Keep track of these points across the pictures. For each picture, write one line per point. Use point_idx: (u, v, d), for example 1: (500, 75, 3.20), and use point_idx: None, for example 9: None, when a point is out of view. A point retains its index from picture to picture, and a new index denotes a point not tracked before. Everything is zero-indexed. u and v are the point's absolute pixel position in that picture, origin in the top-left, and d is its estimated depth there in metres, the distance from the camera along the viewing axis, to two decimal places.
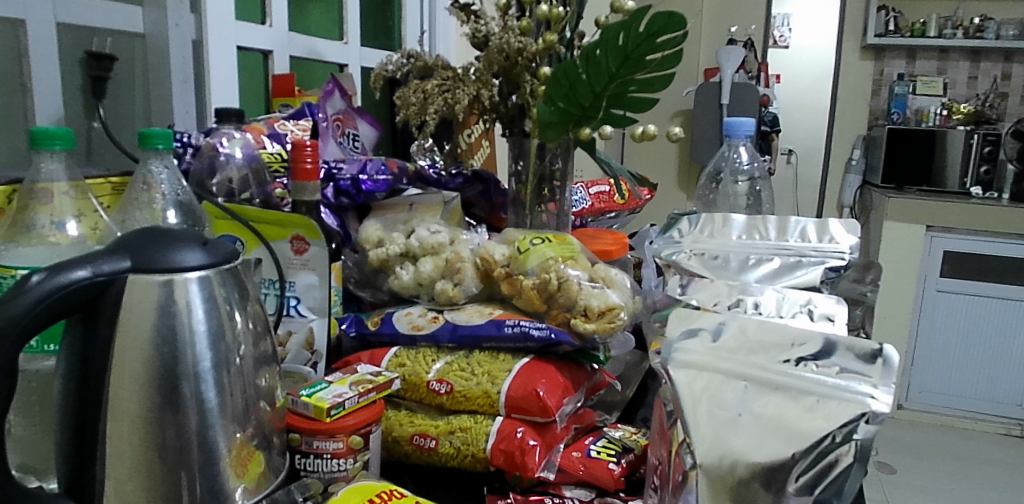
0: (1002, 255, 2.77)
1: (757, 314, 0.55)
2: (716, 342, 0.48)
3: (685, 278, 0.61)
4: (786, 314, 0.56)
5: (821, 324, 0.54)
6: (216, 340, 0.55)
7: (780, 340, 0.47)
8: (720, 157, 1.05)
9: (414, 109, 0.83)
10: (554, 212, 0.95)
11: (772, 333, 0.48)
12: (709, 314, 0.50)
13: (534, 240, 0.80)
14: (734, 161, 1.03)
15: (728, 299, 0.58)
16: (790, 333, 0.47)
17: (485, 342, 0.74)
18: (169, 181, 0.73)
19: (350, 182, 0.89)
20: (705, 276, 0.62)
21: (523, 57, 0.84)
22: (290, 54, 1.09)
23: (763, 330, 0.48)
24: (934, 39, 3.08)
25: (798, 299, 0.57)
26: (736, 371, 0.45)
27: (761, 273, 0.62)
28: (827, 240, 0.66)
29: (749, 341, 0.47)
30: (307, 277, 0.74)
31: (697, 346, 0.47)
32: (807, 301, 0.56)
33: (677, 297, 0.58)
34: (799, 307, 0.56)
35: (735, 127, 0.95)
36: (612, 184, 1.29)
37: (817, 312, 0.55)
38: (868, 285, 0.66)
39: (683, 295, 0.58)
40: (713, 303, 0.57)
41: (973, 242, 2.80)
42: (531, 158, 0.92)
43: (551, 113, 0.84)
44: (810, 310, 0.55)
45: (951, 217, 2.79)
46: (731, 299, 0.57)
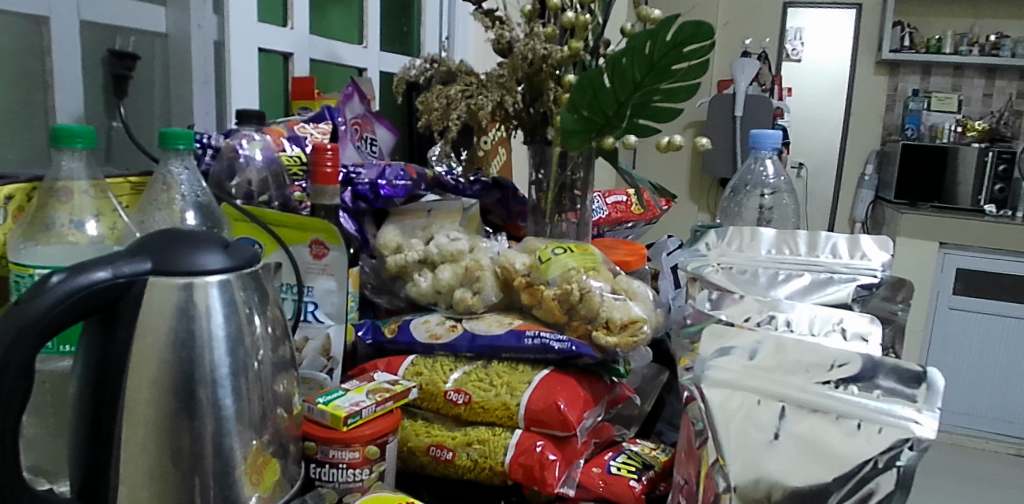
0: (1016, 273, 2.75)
1: (790, 332, 0.54)
2: (752, 361, 0.46)
3: (715, 292, 0.59)
4: (818, 332, 0.54)
5: (855, 344, 0.53)
6: (235, 345, 0.54)
7: (818, 361, 0.46)
8: (746, 168, 1.04)
9: (437, 115, 0.81)
10: (575, 221, 0.93)
11: (810, 352, 0.46)
12: (745, 332, 0.49)
13: (555, 249, 0.78)
14: (761, 174, 1.02)
15: (759, 315, 0.56)
16: (829, 352, 0.46)
17: (504, 352, 0.73)
18: (189, 181, 0.72)
19: (369, 188, 0.89)
20: (733, 291, 0.60)
21: (548, 64, 0.83)
22: (310, 56, 1.09)
23: (800, 350, 0.47)
24: (950, 56, 3.06)
25: (830, 317, 0.56)
26: (773, 391, 0.44)
27: (791, 289, 0.61)
28: (859, 257, 0.64)
29: (786, 361, 0.46)
30: (326, 282, 0.73)
31: (731, 365, 0.46)
32: (839, 320, 0.55)
33: (708, 312, 0.56)
34: (831, 325, 0.55)
35: (761, 139, 0.94)
36: (630, 194, 1.28)
37: (849, 332, 0.54)
38: (901, 304, 0.62)
39: (709, 308, 0.57)
40: (744, 319, 0.56)
41: (987, 260, 2.78)
42: (553, 166, 0.91)
43: (575, 122, 0.83)
44: (842, 329, 0.54)
45: (964, 235, 2.77)
46: (762, 315, 0.56)
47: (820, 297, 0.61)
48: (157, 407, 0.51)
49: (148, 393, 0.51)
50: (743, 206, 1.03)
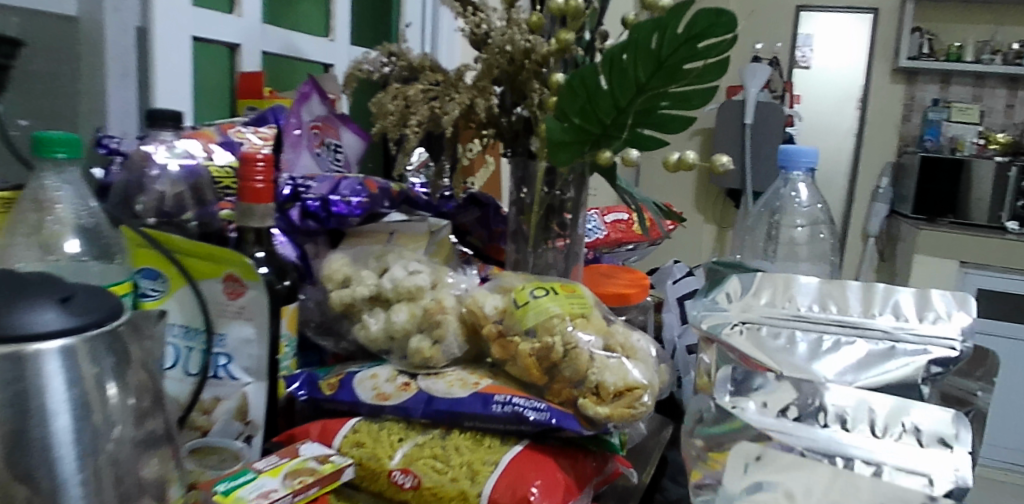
0: None
1: (845, 438, 0.41)
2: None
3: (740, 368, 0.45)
4: (883, 434, 0.41)
5: (934, 452, 0.40)
6: (77, 427, 0.39)
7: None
8: (774, 193, 0.88)
9: (393, 120, 0.66)
10: (563, 250, 0.76)
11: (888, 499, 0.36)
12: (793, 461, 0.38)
13: (535, 290, 0.61)
14: (794, 200, 0.86)
15: (804, 406, 0.43)
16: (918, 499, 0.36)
17: (466, 420, 0.58)
18: (71, 197, 0.56)
19: (319, 207, 0.73)
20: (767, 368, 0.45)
21: (532, 60, 0.68)
22: (264, 48, 0.94)
23: (873, 491, 0.37)
24: (971, 64, 2.91)
25: (900, 407, 0.42)
26: None
27: (838, 363, 0.47)
28: (934, 320, 0.49)
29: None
30: (242, 328, 0.58)
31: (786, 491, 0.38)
32: (908, 414, 0.42)
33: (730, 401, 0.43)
34: (900, 421, 0.42)
35: (792, 156, 0.79)
36: (631, 211, 1.13)
37: (924, 432, 0.41)
38: (978, 381, 0.46)
39: (731, 400, 0.43)
40: (780, 413, 0.43)
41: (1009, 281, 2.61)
42: (537, 184, 0.74)
43: (563, 131, 0.68)
44: (915, 430, 0.41)
45: (985, 253, 2.61)
46: (807, 409, 0.43)
47: (877, 375, 0.47)
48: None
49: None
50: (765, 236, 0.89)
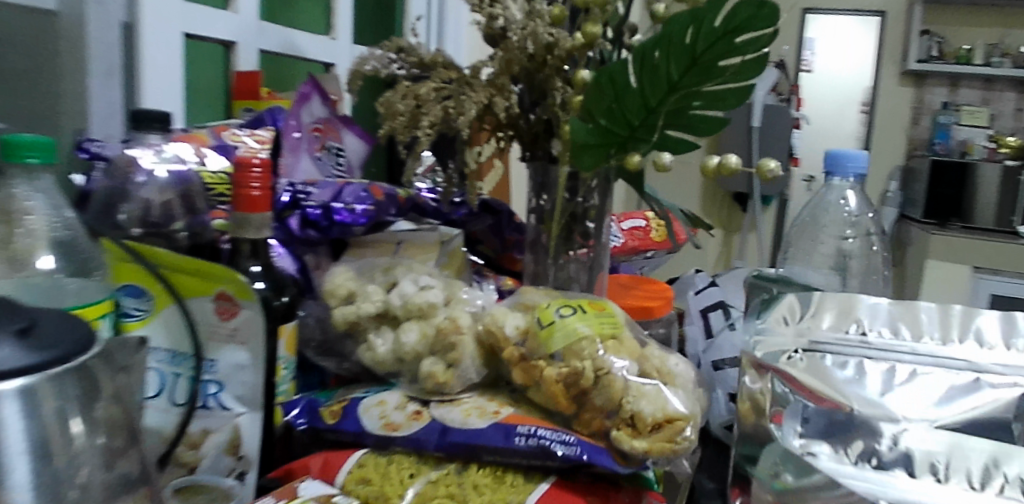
0: None
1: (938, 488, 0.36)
2: None
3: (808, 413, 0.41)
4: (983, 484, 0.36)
5: None
6: (36, 476, 0.32)
7: None
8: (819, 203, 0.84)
9: (403, 121, 0.60)
10: (586, 262, 0.70)
11: None
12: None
13: (561, 309, 0.55)
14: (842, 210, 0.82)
15: (885, 452, 0.38)
16: None
17: (485, 454, 0.52)
18: (43, 206, 0.50)
19: (321, 215, 0.68)
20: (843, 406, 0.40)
21: (555, 55, 0.62)
22: (261, 46, 0.88)
23: None
24: (983, 67, 2.86)
25: (1002, 454, 0.37)
26: None
27: (919, 397, 0.42)
28: (1016, 346, 0.44)
29: None
30: (235, 354, 0.52)
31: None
32: (1008, 460, 0.37)
33: (799, 447, 0.39)
34: (1001, 470, 0.36)
35: (841, 160, 0.72)
36: (650, 218, 1.07)
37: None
38: None
39: (803, 445, 0.39)
40: (858, 460, 0.38)
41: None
42: (559, 191, 0.68)
43: (589, 133, 0.62)
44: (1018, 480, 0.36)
45: (999, 259, 2.55)
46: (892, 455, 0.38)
47: (965, 410, 0.41)
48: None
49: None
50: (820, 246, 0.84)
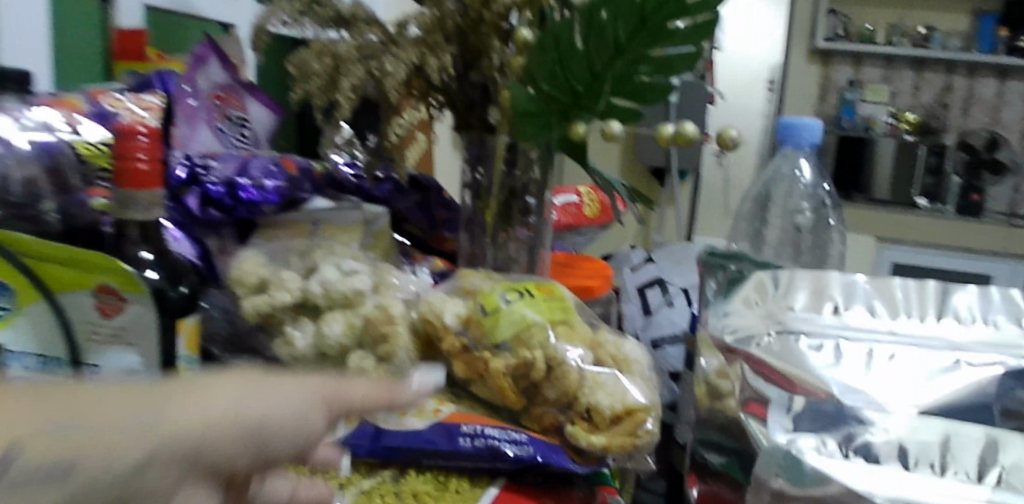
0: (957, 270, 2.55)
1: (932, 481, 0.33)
2: None
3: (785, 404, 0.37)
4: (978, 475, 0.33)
5: None
6: None
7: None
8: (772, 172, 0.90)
9: (320, 83, 0.54)
10: (526, 241, 0.65)
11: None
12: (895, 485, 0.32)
13: (506, 294, 0.50)
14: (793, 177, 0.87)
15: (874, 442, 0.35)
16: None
17: (426, 458, 0.46)
18: None
19: (224, 193, 0.60)
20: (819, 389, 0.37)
21: (493, 11, 0.57)
22: (147, 3, 0.77)
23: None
24: (885, 47, 2.95)
25: (992, 442, 0.34)
26: None
27: (899, 381, 0.39)
28: (996, 323, 0.41)
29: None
30: (124, 357, 0.46)
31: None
32: (998, 449, 0.34)
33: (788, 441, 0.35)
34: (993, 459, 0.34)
35: (795, 129, 0.71)
36: (582, 193, 1.02)
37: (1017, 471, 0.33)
38: None
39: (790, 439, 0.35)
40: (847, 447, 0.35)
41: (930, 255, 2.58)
42: (498, 164, 0.63)
43: (528, 99, 0.56)
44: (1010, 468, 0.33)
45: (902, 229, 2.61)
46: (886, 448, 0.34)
47: (947, 392, 0.39)
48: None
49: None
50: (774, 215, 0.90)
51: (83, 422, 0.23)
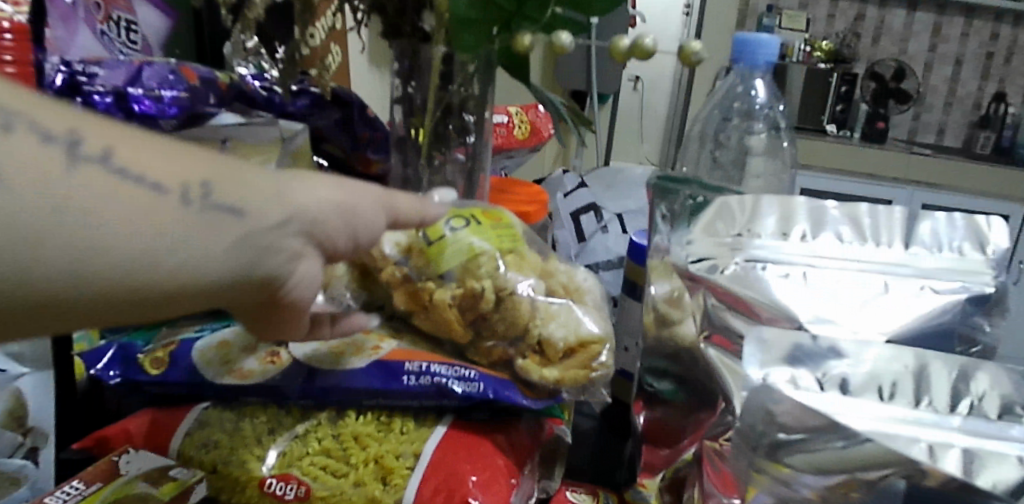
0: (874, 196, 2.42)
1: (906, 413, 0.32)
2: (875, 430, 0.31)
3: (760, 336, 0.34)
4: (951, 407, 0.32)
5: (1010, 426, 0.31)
6: None
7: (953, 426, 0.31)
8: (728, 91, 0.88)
9: None
10: (462, 164, 0.61)
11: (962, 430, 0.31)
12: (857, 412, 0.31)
13: (451, 220, 0.46)
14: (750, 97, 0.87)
15: (846, 374, 0.33)
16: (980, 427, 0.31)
17: (366, 399, 0.42)
18: None
19: (113, 106, 0.50)
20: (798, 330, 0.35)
21: None
22: None
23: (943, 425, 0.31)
24: None
25: (965, 371, 0.33)
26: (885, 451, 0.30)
27: (865, 310, 0.38)
28: (960, 250, 0.40)
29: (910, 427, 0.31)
30: None
31: (831, 490, 0.28)
32: (971, 379, 0.33)
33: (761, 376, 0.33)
34: (967, 389, 0.33)
35: (752, 45, 0.69)
36: (513, 113, 0.94)
37: (991, 400, 0.32)
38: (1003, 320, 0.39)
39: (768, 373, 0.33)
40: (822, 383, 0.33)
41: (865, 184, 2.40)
42: (432, 78, 0.57)
43: (469, 5, 0.51)
44: (982, 398, 0.33)
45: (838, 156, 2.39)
46: (861, 382, 0.33)
47: (910, 319, 0.38)
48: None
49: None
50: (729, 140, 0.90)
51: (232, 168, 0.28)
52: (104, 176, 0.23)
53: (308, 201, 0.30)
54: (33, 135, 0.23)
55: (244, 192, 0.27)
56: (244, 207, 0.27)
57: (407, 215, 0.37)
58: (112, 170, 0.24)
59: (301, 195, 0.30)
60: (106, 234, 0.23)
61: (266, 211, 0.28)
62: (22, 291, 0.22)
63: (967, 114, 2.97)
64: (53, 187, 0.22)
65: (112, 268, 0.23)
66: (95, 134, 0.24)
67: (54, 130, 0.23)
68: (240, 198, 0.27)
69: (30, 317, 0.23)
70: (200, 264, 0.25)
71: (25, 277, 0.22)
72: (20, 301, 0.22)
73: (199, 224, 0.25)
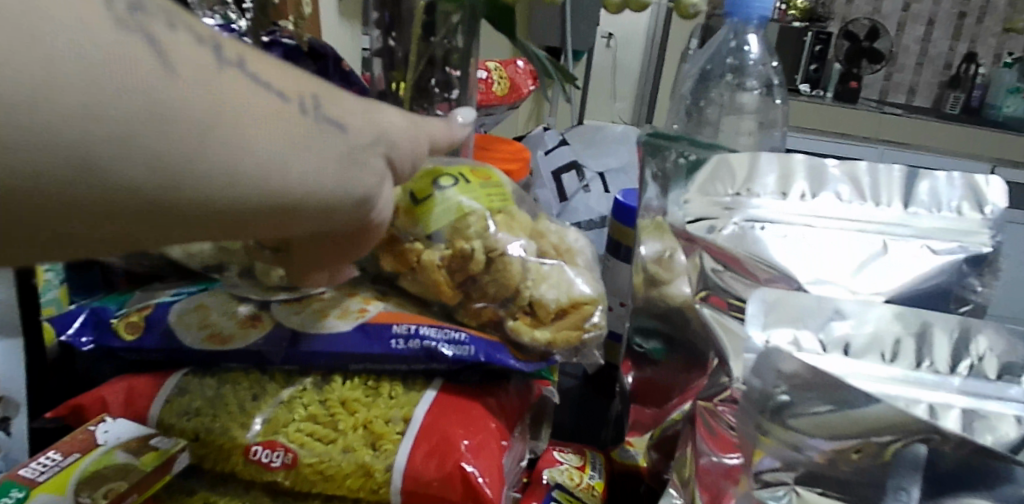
0: (849, 156, 2.35)
1: (904, 375, 0.32)
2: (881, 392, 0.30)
3: (762, 300, 0.33)
4: (951, 367, 0.32)
5: (1008, 386, 0.31)
6: None
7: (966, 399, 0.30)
8: (721, 45, 0.88)
9: None
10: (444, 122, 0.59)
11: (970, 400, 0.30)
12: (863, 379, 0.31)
13: (439, 178, 0.45)
14: (744, 53, 0.86)
15: (848, 335, 0.33)
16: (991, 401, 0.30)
17: (351, 364, 0.41)
18: None
19: None
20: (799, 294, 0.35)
21: None
22: None
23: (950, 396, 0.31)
24: None
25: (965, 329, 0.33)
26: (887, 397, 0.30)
27: (862, 269, 0.37)
28: (958, 209, 0.40)
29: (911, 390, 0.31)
30: None
31: (838, 452, 0.28)
32: (971, 337, 0.33)
33: (762, 342, 0.32)
34: (966, 348, 0.32)
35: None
36: (492, 68, 0.91)
37: (993, 359, 0.32)
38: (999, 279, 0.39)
39: (768, 336, 0.32)
40: (822, 347, 0.32)
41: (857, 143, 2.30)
42: (414, 31, 0.55)
43: None
44: (983, 356, 0.32)
45: (812, 118, 2.35)
46: (862, 342, 0.32)
47: (908, 280, 0.37)
48: (78, 148, 0.22)
49: (18, 139, 0.21)
50: (715, 99, 0.88)
51: (324, 86, 0.32)
52: (249, 85, 0.27)
53: (384, 126, 0.34)
54: (190, 40, 0.26)
55: (342, 111, 0.32)
56: (344, 124, 0.31)
57: (440, 145, 0.40)
58: (254, 82, 0.28)
59: (377, 120, 0.34)
60: (265, 136, 0.27)
61: (360, 129, 0.32)
62: (195, 187, 0.25)
63: (940, 74, 2.85)
64: (217, 91, 0.26)
65: (268, 168, 0.27)
66: (233, 46, 0.28)
67: (203, 39, 0.27)
68: (340, 115, 0.31)
69: (198, 215, 0.26)
70: (319, 173, 0.29)
71: (199, 171, 0.25)
72: (192, 195, 0.25)
73: (318, 135, 0.29)
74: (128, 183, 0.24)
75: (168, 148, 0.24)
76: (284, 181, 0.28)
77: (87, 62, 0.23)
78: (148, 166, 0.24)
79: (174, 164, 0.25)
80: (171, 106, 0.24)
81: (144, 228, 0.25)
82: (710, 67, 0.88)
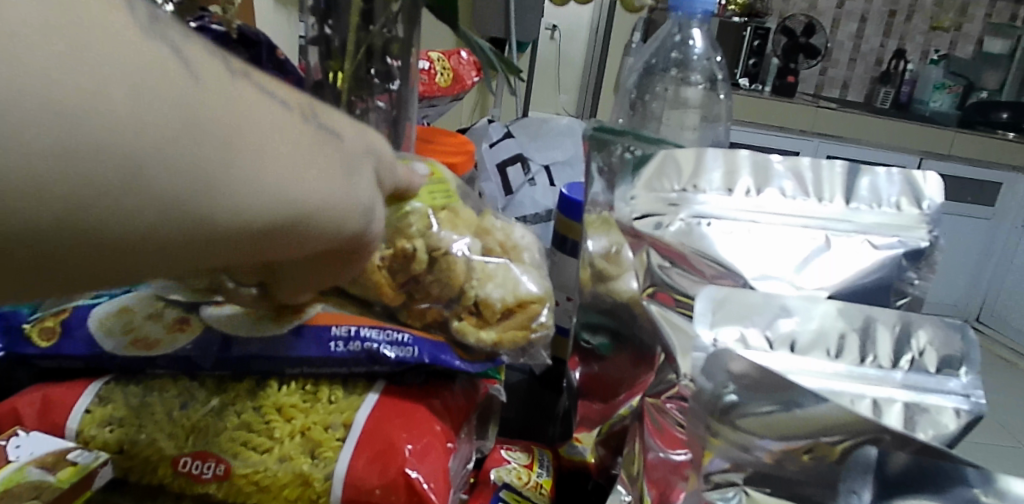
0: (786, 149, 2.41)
1: (850, 371, 0.32)
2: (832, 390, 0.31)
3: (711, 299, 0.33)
4: (895, 360, 0.32)
5: (948, 379, 0.31)
6: None
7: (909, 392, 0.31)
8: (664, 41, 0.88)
9: None
10: (385, 114, 0.57)
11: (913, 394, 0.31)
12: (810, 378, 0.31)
13: None
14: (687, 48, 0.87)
15: (794, 332, 0.32)
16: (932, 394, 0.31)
17: (288, 367, 0.39)
18: None
19: None
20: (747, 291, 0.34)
21: None
22: None
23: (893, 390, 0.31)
24: None
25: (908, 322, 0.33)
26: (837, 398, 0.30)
27: (807, 264, 0.37)
28: (898, 205, 0.40)
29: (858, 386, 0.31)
30: None
31: (785, 452, 0.27)
32: (915, 331, 0.33)
33: (711, 342, 0.31)
34: (910, 341, 0.32)
35: None
36: (433, 58, 0.88)
37: (935, 352, 0.32)
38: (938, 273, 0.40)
39: (717, 335, 0.32)
40: (768, 344, 0.32)
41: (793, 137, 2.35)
42: (352, 18, 0.53)
43: None
44: (925, 349, 0.32)
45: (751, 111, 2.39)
46: (808, 338, 0.32)
47: (852, 274, 0.38)
48: (124, 156, 0.21)
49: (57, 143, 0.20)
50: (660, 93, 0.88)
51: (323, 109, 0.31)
52: (266, 99, 0.26)
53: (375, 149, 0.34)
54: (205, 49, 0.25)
55: (342, 130, 0.31)
56: (342, 141, 0.30)
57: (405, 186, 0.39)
58: (269, 97, 0.26)
59: (367, 140, 0.33)
60: (288, 147, 0.26)
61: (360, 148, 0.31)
62: (227, 201, 0.23)
63: (873, 69, 2.94)
64: (243, 102, 0.24)
65: (293, 180, 0.25)
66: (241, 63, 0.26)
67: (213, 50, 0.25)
68: (336, 132, 0.30)
69: (231, 232, 0.24)
70: (334, 190, 0.28)
71: (237, 183, 0.24)
72: (228, 209, 0.24)
73: (327, 150, 0.28)
74: (164, 197, 0.22)
75: (203, 156, 0.23)
76: (309, 194, 0.26)
77: (123, 75, 0.21)
78: (186, 175, 0.22)
79: (214, 174, 0.23)
80: (200, 113, 0.23)
81: (175, 247, 0.23)
82: (655, 63, 0.89)
